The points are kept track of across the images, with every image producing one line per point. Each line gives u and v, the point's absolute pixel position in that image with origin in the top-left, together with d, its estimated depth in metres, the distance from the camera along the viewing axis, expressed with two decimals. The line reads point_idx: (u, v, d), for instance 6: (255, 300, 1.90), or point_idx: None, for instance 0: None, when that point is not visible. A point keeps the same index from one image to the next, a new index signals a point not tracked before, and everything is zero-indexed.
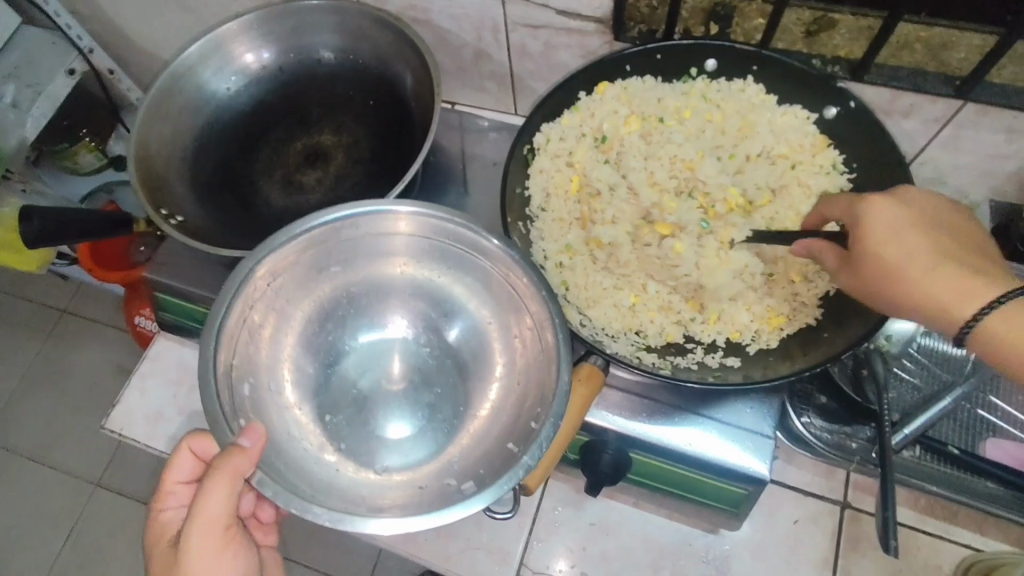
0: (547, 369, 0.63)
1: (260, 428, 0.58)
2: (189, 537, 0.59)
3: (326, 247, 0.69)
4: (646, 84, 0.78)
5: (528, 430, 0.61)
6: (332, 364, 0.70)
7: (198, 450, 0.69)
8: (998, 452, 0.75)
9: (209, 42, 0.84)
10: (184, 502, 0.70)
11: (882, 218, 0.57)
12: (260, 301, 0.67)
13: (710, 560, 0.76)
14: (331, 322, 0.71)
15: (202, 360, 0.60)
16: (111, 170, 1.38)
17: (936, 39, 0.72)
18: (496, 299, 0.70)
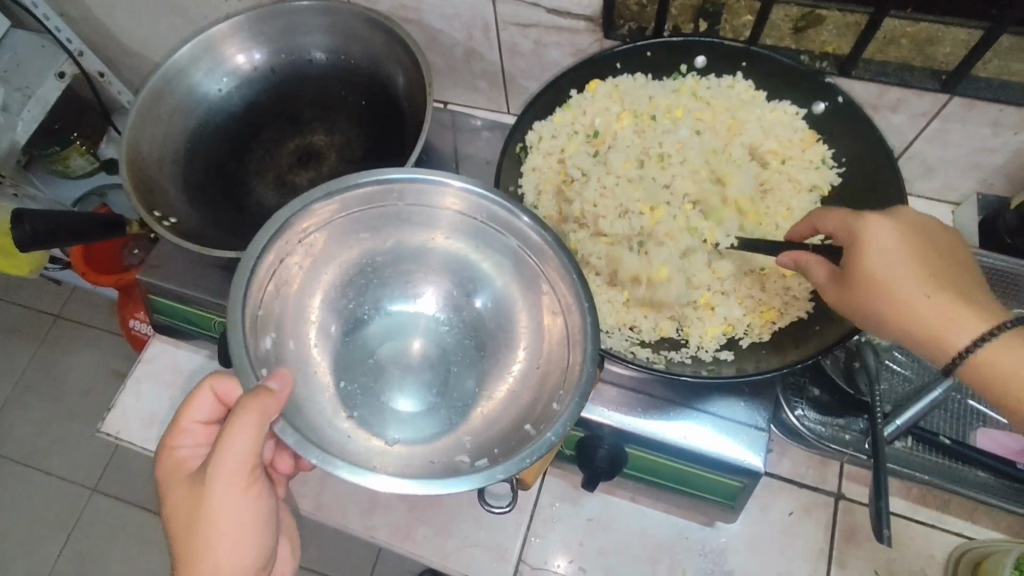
0: (572, 350, 0.63)
1: (288, 376, 0.57)
2: (211, 476, 0.57)
3: (363, 211, 0.68)
4: (637, 82, 0.78)
5: (548, 413, 0.61)
6: (353, 335, 0.69)
7: (221, 392, 0.66)
8: (988, 442, 0.76)
9: (200, 43, 0.83)
10: (199, 443, 0.67)
11: (881, 237, 0.57)
12: (292, 257, 0.67)
13: (707, 552, 0.77)
14: (355, 291, 0.70)
15: (230, 304, 0.60)
16: (104, 172, 1.38)
17: (923, 34, 0.73)
18: (523, 275, 0.69)
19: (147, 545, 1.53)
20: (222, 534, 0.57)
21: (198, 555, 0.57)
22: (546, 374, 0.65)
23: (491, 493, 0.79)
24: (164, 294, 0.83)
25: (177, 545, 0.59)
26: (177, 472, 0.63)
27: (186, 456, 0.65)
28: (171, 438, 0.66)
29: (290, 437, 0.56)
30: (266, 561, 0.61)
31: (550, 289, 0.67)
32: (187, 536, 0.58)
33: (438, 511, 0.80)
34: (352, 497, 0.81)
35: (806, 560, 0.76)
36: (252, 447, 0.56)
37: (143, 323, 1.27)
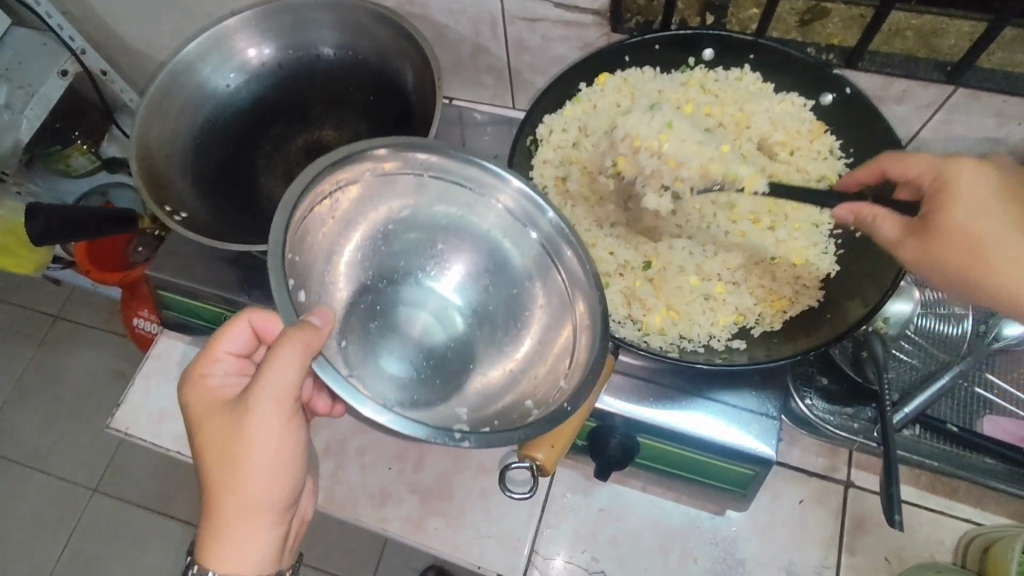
0: (584, 335, 0.64)
1: (330, 312, 0.58)
2: (258, 402, 0.58)
3: (399, 177, 0.68)
4: (645, 75, 0.79)
5: (554, 390, 0.63)
6: (361, 302, 0.67)
7: (257, 326, 0.65)
8: (995, 428, 0.77)
9: (209, 37, 0.83)
10: (231, 372, 0.66)
11: (971, 189, 0.58)
12: (327, 205, 0.66)
13: (718, 541, 0.77)
14: (366, 258, 0.69)
15: (273, 237, 0.59)
16: (105, 172, 1.37)
17: (927, 26, 0.75)
18: (540, 267, 0.68)
19: (151, 545, 1.52)
20: (259, 462, 0.60)
21: (235, 482, 0.60)
22: (547, 356, 0.66)
23: (511, 479, 0.78)
24: (172, 290, 0.83)
25: (212, 465, 0.60)
26: (209, 401, 0.64)
27: (218, 385, 0.65)
28: (200, 367, 0.65)
29: (325, 373, 0.56)
30: (296, 489, 0.64)
31: (563, 282, 0.67)
32: (223, 461, 0.60)
33: (450, 503, 0.80)
34: (364, 490, 0.81)
35: (816, 548, 0.77)
36: (294, 382, 0.57)
37: (148, 321, 1.27)
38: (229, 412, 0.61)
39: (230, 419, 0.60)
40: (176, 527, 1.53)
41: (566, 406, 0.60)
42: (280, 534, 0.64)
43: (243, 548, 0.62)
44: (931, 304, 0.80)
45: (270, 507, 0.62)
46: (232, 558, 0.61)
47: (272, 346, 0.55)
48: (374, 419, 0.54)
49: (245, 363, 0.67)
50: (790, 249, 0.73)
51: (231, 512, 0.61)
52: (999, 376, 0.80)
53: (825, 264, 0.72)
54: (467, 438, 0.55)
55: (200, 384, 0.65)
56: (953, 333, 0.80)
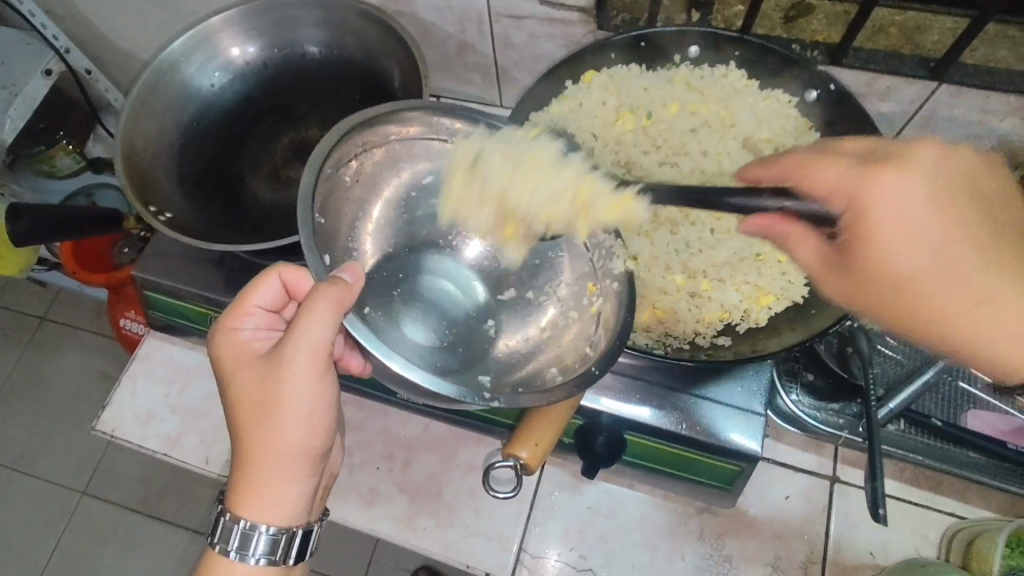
0: (604, 300, 0.65)
1: (360, 269, 0.59)
2: (296, 354, 0.57)
3: (421, 141, 0.69)
4: (631, 72, 0.78)
5: (581, 356, 0.63)
6: (385, 270, 0.68)
7: (289, 281, 0.65)
8: (979, 422, 0.78)
9: (194, 36, 0.83)
10: (261, 326, 0.64)
11: (883, 203, 0.49)
12: (350, 166, 0.67)
13: (706, 537, 0.78)
14: (390, 225, 0.70)
15: (301, 199, 0.60)
16: (90, 172, 1.36)
17: (910, 23, 0.75)
18: (566, 236, 0.69)
19: (140, 548, 1.52)
20: (295, 413, 0.59)
21: (269, 431, 0.59)
22: (581, 324, 0.66)
23: (495, 478, 0.79)
24: (157, 290, 0.82)
25: (249, 418, 0.59)
26: (240, 353, 0.62)
27: (248, 338, 0.63)
28: (229, 320, 0.63)
29: (357, 330, 0.57)
30: (330, 443, 0.63)
31: (589, 261, 0.68)
32: (258, 409, 0.59)
33: (439, 501, 0.80)
34: (351, 490, 0.81)
35: (802, 543, 0.77)
36: (330, 333, 0.57)
37: (135, 322, 1.26)
38: (264, 363, 0.60)
39: (267, 369, 0.59)
40: (166, 529, 1.53)
41: (594, 369, 0.59)
42: (311, 488, 0.63)
43: (279, 499, 0.60)
44: None
45: (308, 460, 0.60)
46: (269, 509, 0.60)
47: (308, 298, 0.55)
48: (405, 374, 0.56)
49: (276, 318, 0.65)
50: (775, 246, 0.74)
51: (268, 466, 0.59)
52: None
53: None
54: (497, 398, 0.57)
55: (229, 336, 0.62)
56: None
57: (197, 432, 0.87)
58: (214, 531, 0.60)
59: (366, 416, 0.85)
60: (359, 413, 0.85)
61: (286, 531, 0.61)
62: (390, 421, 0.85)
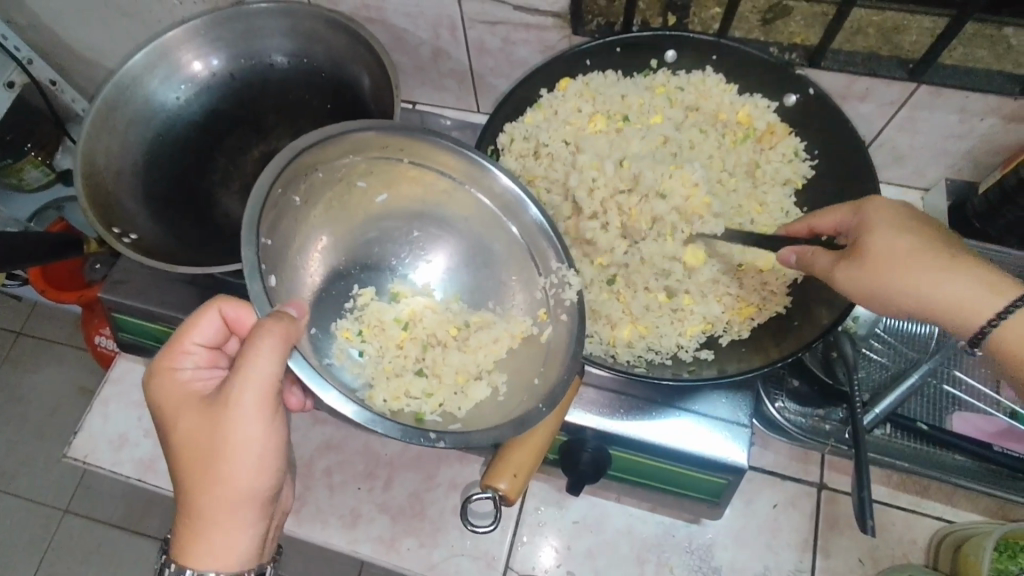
0: (553, 329, 0.66)
1: (305, 304, 0.58)
2: (239, 397, 0.56)
3: (377, 160, 0.67)
4: (607, 79, 0.77)
5: (529, 386, 0.63)
6: (335, 287, 0.66)
7: (230, 316, 0.63)
8: (966, 425, 0.78)
9: (154, 50, 0.80)
10: (202, 365, 0.63)
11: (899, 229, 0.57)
12: (299, 187, 0.63)
13: (693, 549, 0.77)
14: (340, 245, 0.67)
15: (243, 231, 0.57)
16: (60, 185, 1.32)
17: (889, 23, 0.73)
18: (514, 261, 0.69)
19: (122, 566, 1.48)
20: (241, 455, 0.58)
21: (213, 476, 0.58)
22: (530, 349, 0.66)
23: (474, 511, 0.78)
24: (125, 312, 0.79)
25: (193, 464, 0.58)
26: (180, 394, 0.61)
27: (188, 378, 0.62)
28: (170, 359, 0.62)
29: (299, 363, 0.57)
30: (280, 482, 0.62)
31: (541, 286, 0.68)
32: (199, 455, 0.58)
33: (422, 520, 0.79)
34: (333, 511, 0.79)
35: (791, 551, 0.77)
36: (275, 373, 0.55)
37: (109, 339, 1.23)
38: (206, 406, 0.58)
39: (210, 413, 0.58)
40: (149, 545, 1.50)
41: (540, 406, 0.61)
42: (260, 533, 0.62)
43: (227, 546, 0.60)
44: None
45: (257, 501, 0.60)
46: (217, 555, 0.59)
47: (252, 335, 0.53)
48: (338, 408, 0.56)
49: (217, 355, 0.64)
50: (756, 255, 0.72)
51: (216, 510, 0.59)
52: (966, 373, 0.80)
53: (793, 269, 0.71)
54: (442, 438, 0.57)
55: (169, 378, 0.61)
56: (919, 332, 0.80)
57: None
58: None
59: (346, 434, 0.83)
60: (338, 432, 0.83)
61: None
62: (371, 438, 0.83)
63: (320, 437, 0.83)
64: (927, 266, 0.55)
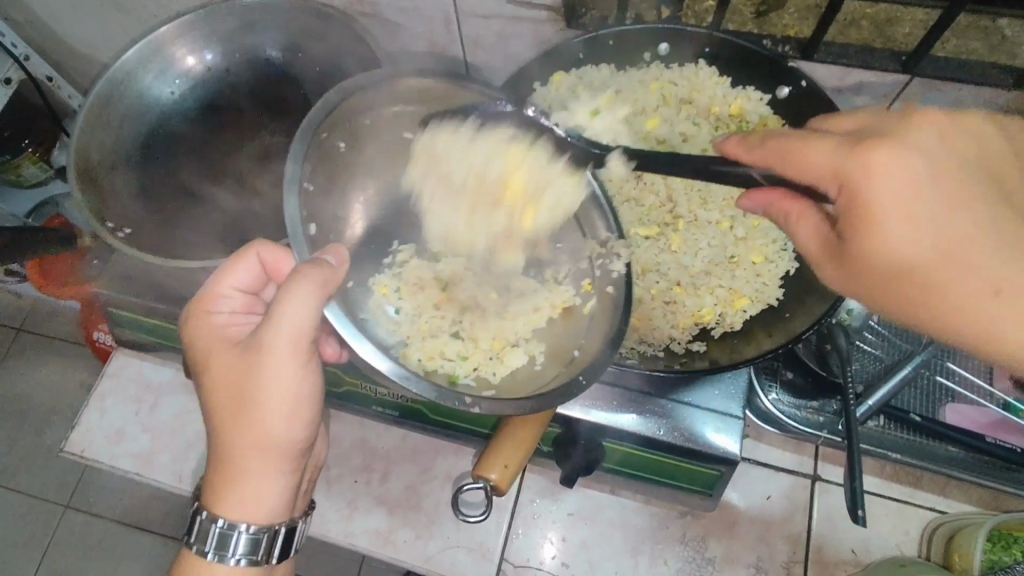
0: (598, 301, 0.66)
1: (344, 252, 0.58)
2: (272, 343, 0.56)
3: (428, 111, 0.66)
4: (601, 72, 0.76)
5: (568, 357, 0.64)
6: (372, 242, 0.69)
7: (268, 263, 0.64)
8: (959, 417, 0.78)
9: (147, 46, 0.80)
10: (238, 310, 0.64)
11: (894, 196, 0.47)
12: (345, 132, 0.63)
13: (688, 541, 0.77)
14: (382, 198, 0.69)
15: (289, 168, 0.58)
16: (56, 181, 1.32)
17: (882, 15, 0.73)
18: (563, 227, 0.69)
19: (123, 561, 1.49)
20: (273, 404, 0.58)
21: (246, 421, 0.58)
22: (572, 319, 0.67)
23: (466, 502, 0.78)
24: (120, 307, 0.80)
25: (226, 407, 0.59)
26: (215, 338, 0.61)
27: (224, 323, 0.62)
28: (207, 304, 0.63)
29: (338, 317, 0.57)
30: (311, 434, 0.62)
31: (589, 256, 0.68)
32: (234, 397, 0.58)
33: (418, 513, 0.79)
34: (329, 504, 0.80)
35: (785, 542, 0.77)
36: (310, 318, 0.55)
37: (107, 336, 1.24)
38: (240, 351, 0.59)
39: (243, 358, 0.58)
40: (150, 539, 1.51)
41: (580, 379, 0.60)
42: (293, 483, 0.62)
43: (258, 495, 0.60)
44: None
45: (288, 451, 0.60)
46: (250, 501, 0.60)
47: (287, 279, 0.54)
48: (374, 364, 0.55)
49: (253, 300, 0.65)
50: (749, 247, 0.74)
51: (247, 457, 0.59)
52: (960, 364, 0.80)
53: (784, 262, 0.72)
54: (477, 404, 0.57)
55: (205, 321, 0.62)
56: None
57: (170, 450, 0.85)
58: (191, 530, 0.61)
59: (343, 427, 0.84)
60: (335, 425, 0.83)
61: (265, 530, 0.61)
62: (368, 431, 0.83)
63: None
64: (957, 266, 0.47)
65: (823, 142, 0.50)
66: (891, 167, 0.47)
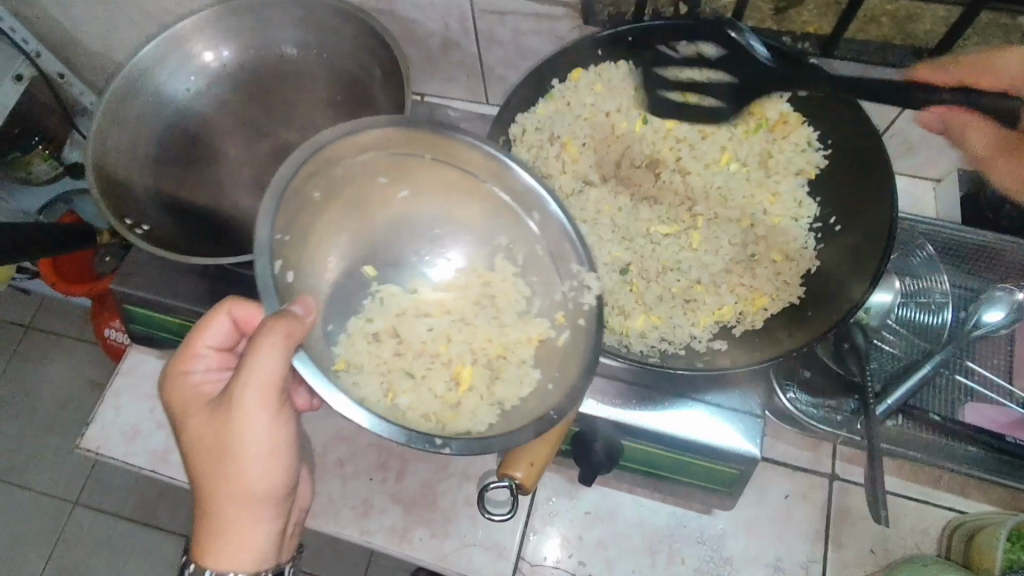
0: (571, 334, 0.64)
1: (311, 302, 0.57)
2: (242, 398, 0.56)
3: (398, 155, 0.64)
4: (619, 69, 0.75)
5: (541, 390, 0.63)
6: (348, 284, 0.67)
7: (239, 317, 0.64)
8: (978, 415, 0.78)
9: (163, 42, 0.80)
10: (213, 367, 0.65)
11: None
12: (319, 182, 0.62)
13: (705, 540, 0.77)
14: (358, 241, 0.67)
15: (261, 220, 0.56)
16: (68, 178, 1.29)
17: (902, 12, 0.72)
18: (539, 264, 0.67)
19: (133, 557, 1.49)
20: (248, 455, 0.58)
21: (224, 474, 0.59)
22: (548, 353, 0.64)
23: (492, 500, 0.77)
24: (136, 304, 0.79)
25: (204, 463, 0.59)
26: (192, 396, 0.62)
27: (199, 381, 0.64)
28: (181, 363, 0.64)
29: (309, 369, 0.55)
30: (292, 479, 0.63)
31: (562, 289, 0.66)
32: (210, 454, 0.59)
33: (434, 511, 0.79)
34: (345, 502, 0.79)
35: (803, 541, 0.77)
36: (276, 373, 0.55)
37: (119, 332, 1.24)
38: (212, 407, 0.59)
39: (215, 414, 0.59)
40: (160, 536, 1.51)
41: (551, 414, 0.59)
42: (278, 527, 0.64)
43: (244, 542, 0.62)
44: (909, 294, 0.79)
45: (269, 498, 0.61)
46: (236, 549, 0.61)
47: (251, 337, 0.53)
48: (350, 414, 0.53)
49: (227, 356, 0.66)
50: (771, 245, 0.74)
51: (230, 508, 0.60)
52: (979, 363, 0.80)
53: (806, 260, 0.72)
54: (448, 444, 0.55)
55: (180, 380, 0.63)
56: (932, 322, 0.78)
57: None
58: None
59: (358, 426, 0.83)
60: (350, 423, 0.83)
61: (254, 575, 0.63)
62: None
63: (333, 428, 0.83)
64: None
65: (1016, 54, 0.65)
66: None
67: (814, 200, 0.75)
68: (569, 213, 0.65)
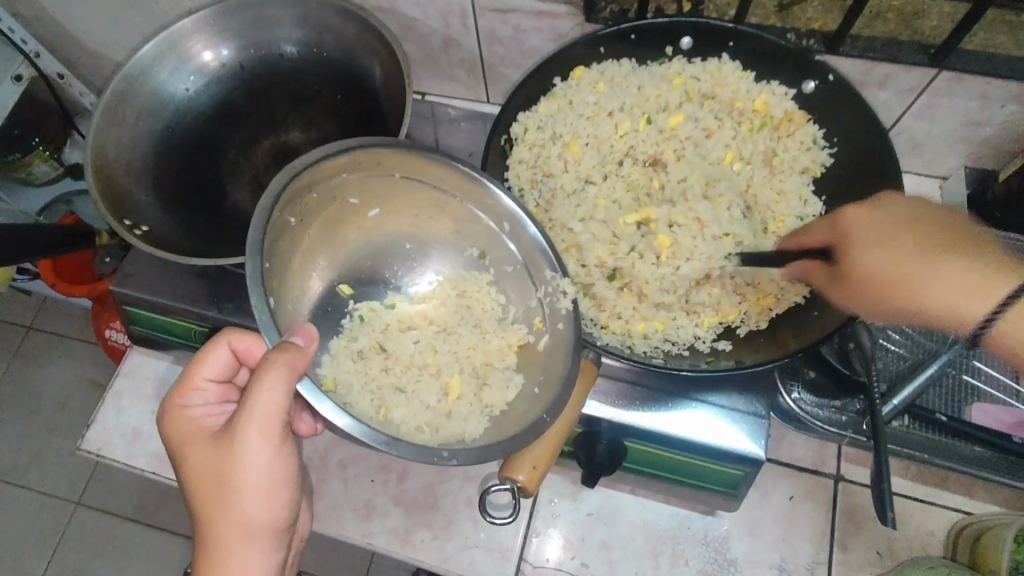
0: (550, 337, 0.65)
1: (312, 331, 0.58)
2: (246, 432, 0.56)
3: (371, 177, 0.66)
4: (623, 67, 0.76)
5: (529, 395, 0.64)
6: (329, 304, 0.68)
7: (239, 349, 0.64)
8: (985, 416, 0.77)
9: (162, 41, 0.79)
10: (212, 400, 0.65)
11: (859, 232, 0.58)
12: (295, 207, 0.63)
13: (709, 541, 0.76)
14: (335, 260, 0.69)
15: (249, 253, 0.56)
16: (69, 178, 1.30)
17: (908, 7, 0.71)
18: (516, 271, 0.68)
19: (135, 558, 1.49)
20: (252, 488, 0.58)
21: (227, 509, 0.58)
22: (529, 358, 0.66)
23: (493, 502, 0.77)
24: (137, 305, 0.79)
25: (206, 498, 0.59)
26: (191, 430, 0.62)
27: (199, 414, 0.63)
28: (181, 397, 0.64)
29: (308, 388, 0.56)
30: (294, 513, 0.62)
31: (536, 296, 0.67)
32: (212, 489, 0.58)
33: (436, 513, 0.78)
34: (347, 504, 0.79)
35: (808, 543, 0.76)
36: (279, 403, 0.55)
37: (119, 333, 1.23)
38: (215, 441, 0.59)
39: (218, 448, 0.58)
40: (161, 537, 1.51)
41: (545, 417, 0.60)
42: (279, 559, 0.62)
43: None
44: None
45: (270, 532, 0.60)
46: None
47: (256, 370, 0.54)
48: (333, 420, 0.54)
49: (227, 389, 0.66)
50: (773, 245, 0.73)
51: (231, 545, 0.59)
52: (985, 362, 0.79)
53: None
54: (455, 454, 0.56)
55: (180, 414, 0.63)
56: None
57: None
58: None
59: None
60: None
61: None
62: None
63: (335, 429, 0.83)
64: (923, 267, 0.54)
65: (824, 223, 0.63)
66: (860, 223, 0.58)
67: (819, 198, 0.74)
68: (546, 232, 0.66)
